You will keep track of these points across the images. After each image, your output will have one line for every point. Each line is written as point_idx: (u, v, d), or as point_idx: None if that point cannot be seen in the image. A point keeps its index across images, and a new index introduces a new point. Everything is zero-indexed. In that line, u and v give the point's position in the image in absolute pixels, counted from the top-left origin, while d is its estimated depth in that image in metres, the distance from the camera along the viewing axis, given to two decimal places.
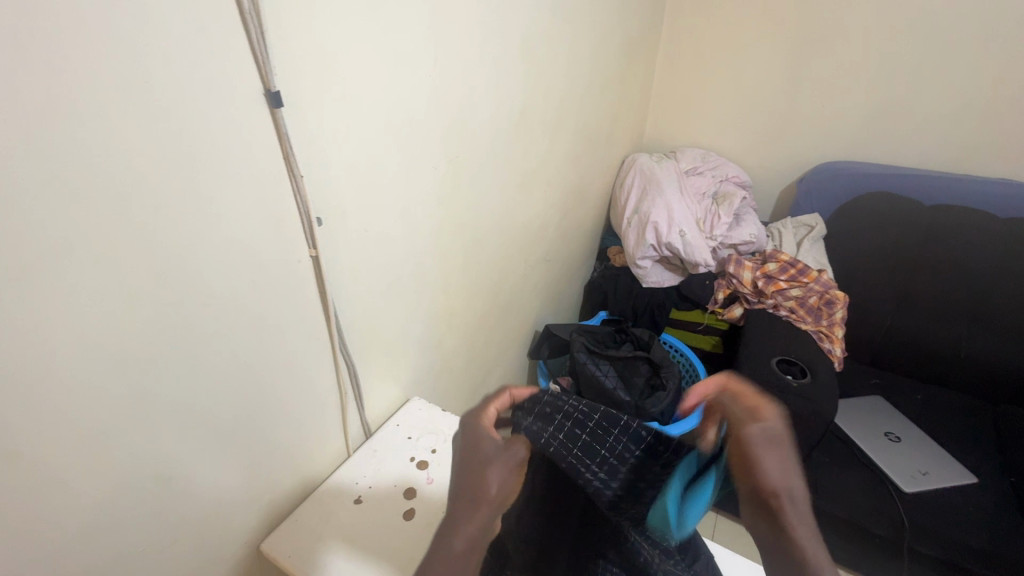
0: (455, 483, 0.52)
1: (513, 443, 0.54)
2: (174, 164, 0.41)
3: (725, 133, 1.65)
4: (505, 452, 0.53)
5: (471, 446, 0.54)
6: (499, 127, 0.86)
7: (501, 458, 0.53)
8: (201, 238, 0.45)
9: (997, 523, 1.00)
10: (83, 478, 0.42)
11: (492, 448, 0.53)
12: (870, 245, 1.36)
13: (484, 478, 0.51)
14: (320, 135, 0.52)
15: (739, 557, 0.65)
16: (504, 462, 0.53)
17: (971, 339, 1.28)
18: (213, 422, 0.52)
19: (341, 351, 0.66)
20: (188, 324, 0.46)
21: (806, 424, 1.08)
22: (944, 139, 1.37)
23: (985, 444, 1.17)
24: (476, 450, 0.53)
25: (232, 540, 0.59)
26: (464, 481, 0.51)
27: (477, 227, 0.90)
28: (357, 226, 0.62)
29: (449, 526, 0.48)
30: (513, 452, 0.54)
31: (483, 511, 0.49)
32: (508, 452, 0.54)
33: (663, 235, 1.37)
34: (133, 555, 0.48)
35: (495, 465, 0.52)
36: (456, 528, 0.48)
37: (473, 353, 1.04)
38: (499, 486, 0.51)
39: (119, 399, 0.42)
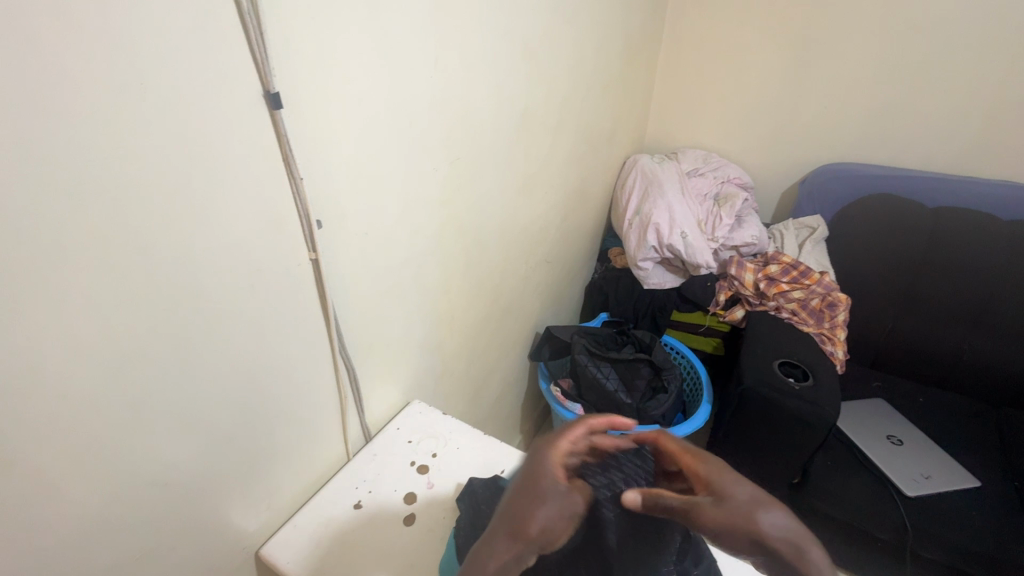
0: (504, 511, 0.43)
1: (574, 493, 0.43)
2: (171, 166, 0.40)
3: (726, 134, 1.64)
4: (566, 497, 0.42)
5: (535, 473, 0.43)
6: (500, 128, 0.86)
7: (560, 501, 0.42)
8: (198, 241, 0.44)
9: (1000, 527, 0.99)
10: (78, 485, 0.41)
11: (555, 487, 0.42)
12: (871, 247, 1.36)
13: (534, 517, 0.41)
14: (319, 137, 0.52)
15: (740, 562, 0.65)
16: (560, 508, 0.42)
17: (973, 342, 1.28)
18: (211, 428, 0.51)
19: (341, 355, 0.65)
20: (186, 329, 0.46)
21: (808, 427, 1.07)
22: (946, 141, 1.36)
23: (987, 448, 1.17)
24: (537, 480, 0.43)
25: (231, 545, 0.58)
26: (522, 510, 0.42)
27: (478, 229, 0.89)
28: (357, 229, 0.61)
29: (482, 555, 0.41)
30: (572, 500, 0.43)
31: (522, 554, 0.41)
32: (569, 497, 0.43)
33: (665, 236, 1.36)
34: (129, 562, 0.47)
35: (551, 510, 0.41)
36: (489, 561, 0.40)
37: (474, 355, 1.04)
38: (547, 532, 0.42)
39: (116, 404, 0.42)
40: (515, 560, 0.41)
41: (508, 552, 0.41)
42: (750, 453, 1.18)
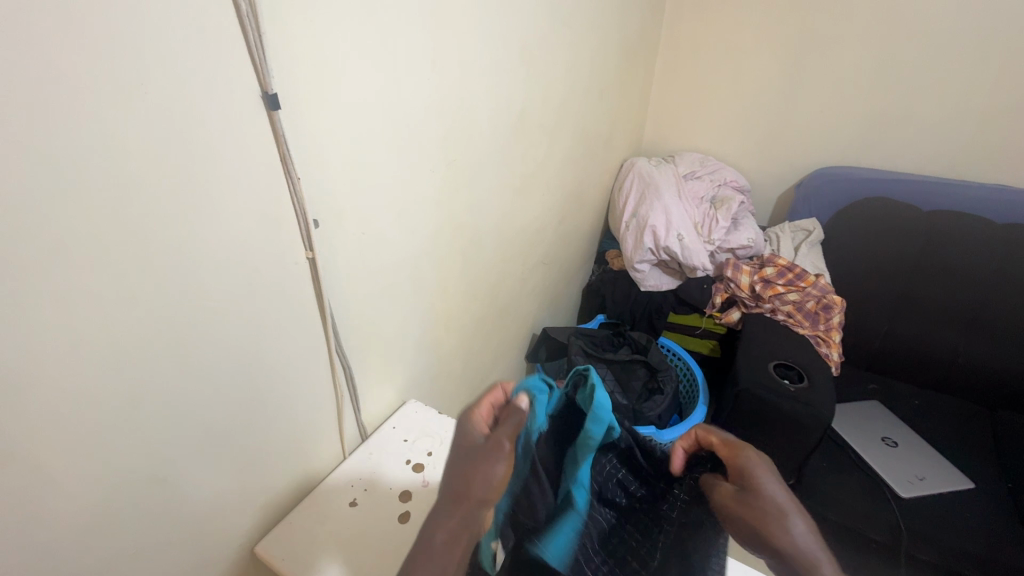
0: (442, 483, 0.46)
1: (498, 438, 0.46)
2: (171, 164, 0.41)
3: (723, 138, 1.65)
4: (488, 446, 0.46)
5: (459, 442, 0.47)
6: (498, 129, 0.87)
7: (487, 453, 0.45)
8: (198, 239, 0.45)
9: (994, 528, 1.00)
10: (76, 479, 0.42)
11: (477, 444, 0.46)
12: (866, 249, 1.37)
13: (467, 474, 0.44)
14: (317, 138, 0.52)
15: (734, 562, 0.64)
16: (487, 455, 0.45)
17: (967, 345, 1.28)
18: (209, 424, 0.52)
19: (338, 353, 0.66)
20: (185, 325, 0.46)
21: (803, 428, 1.08)
22: (941, 145, 1.38)
23: (982, 450, 1.17)
24: (464, 447, 0.47)
25: (226, 542, 0.59)
26: (451, 481, 0.45)
27: (475, 229, 0.90)
28: (354, 228, 0.62)
29: (429, 528, 0.44)
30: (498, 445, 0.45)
31: (467, 510, 0.44)
32: (494, 442, 0.46)
33: (661, 238, 1.37)
34: (125, 557, 0.48)
35: (478, 460, 0.45)
36: (438, 526, 0.44)
37: (471, 356, 1.04)
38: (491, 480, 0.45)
39: (113, 399, 0.42)
40: (463, 523, 0.44)
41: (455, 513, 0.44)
42: None
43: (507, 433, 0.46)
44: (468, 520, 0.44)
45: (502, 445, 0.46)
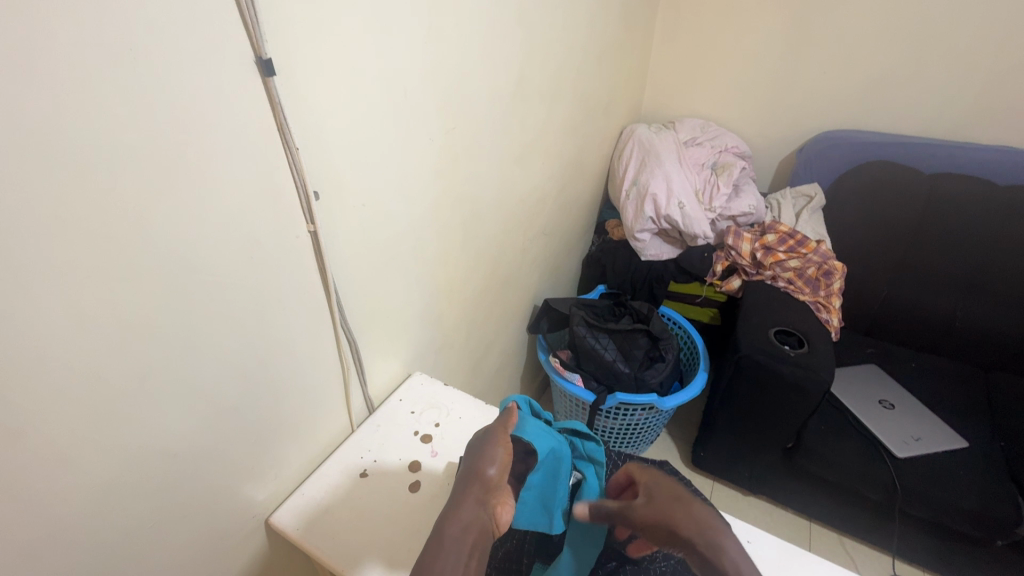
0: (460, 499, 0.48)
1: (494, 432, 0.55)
2: (164, 134, 0.39)
3: (725, 102, 1.62)
4: (487, 440, 0.54)
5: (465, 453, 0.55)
6: (496, 95, 0.84)
7: (486, 446, 0.53)
8: (197, 212, 0.44)
9: (986, 484, 1.03)
10: (88, 456, 0.42)
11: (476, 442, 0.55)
12: (867, 215, 1.36)
13: (471, 471, 0.51)
14: (313, 107, 0.50)
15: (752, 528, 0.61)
16: (488, 444, 0.53)
17: (965, 308, 1.29)
18: (218, 400, 0.52)
19: (342, 327, 0.66)
20: (188, 300, 0.45)
21: (803, 392, 1.09)
22: (946, 106, 1.35)
23: (977, 410, 1.19)
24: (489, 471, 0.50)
25: (241, 514, 0.59)
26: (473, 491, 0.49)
27: (475, 200, 0.88)
28: (354, 201, 0.60)
29: (444, 519, 0.47)
30: (494, 440, 0.54)
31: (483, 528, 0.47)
32: (491, 434, 0.54)
33: (662, 207, 1.35)
34: (143, 530, 0.48)
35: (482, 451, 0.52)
36: (459, 512, 0.47)
37: (473, 327, 1.04)
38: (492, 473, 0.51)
39: (119, 378, 0.42)
40: (472, 510, 0.47)
41: (469, 507, 0.48)
42: (747, 419, 1.21)
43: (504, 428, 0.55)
44: (482, 506, 0.48)
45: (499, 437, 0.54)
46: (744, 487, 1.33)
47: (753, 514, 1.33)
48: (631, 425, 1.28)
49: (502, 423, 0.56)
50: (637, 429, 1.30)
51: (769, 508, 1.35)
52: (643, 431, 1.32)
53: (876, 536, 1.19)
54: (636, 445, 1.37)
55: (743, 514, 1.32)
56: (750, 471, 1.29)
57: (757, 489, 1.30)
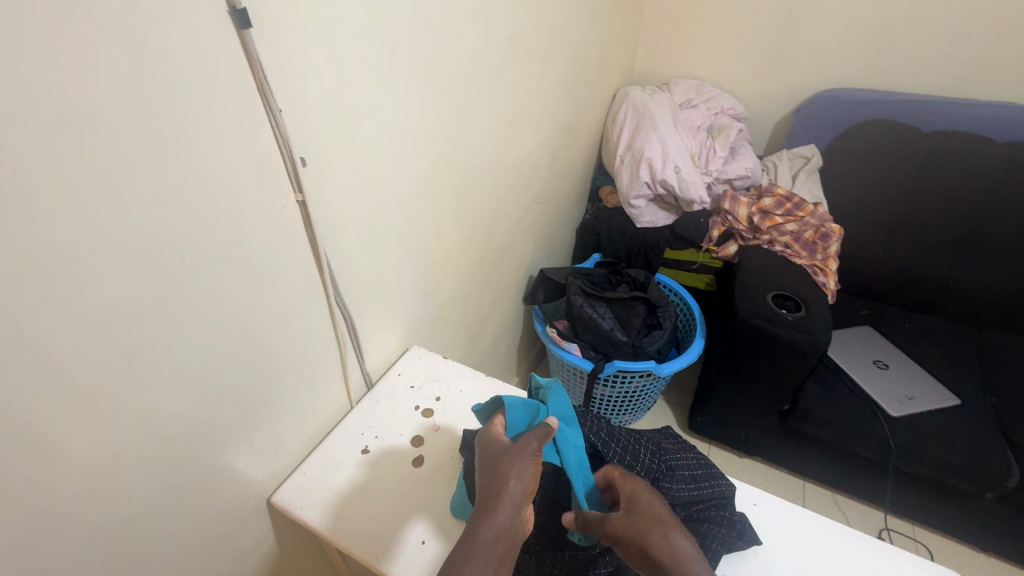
0: (489, 504, 0.46)
1: (523, 439, 0.51)
2: (134, 94, 0.36)
3: (719, 62, 1.57)
4: (517, 448, 0.50)
5: (489, 453, 0.51)
6: (487, 55, 0.80)
7: (516, 454, 0.49)
8: (176, 180, 0.40)
9: (977, 439, 1.05)
10: (78, 442, 0.40)
11: (504, 447, 0.50)
12: (862, 176, 1.36)
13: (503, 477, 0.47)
14: (296, 64, 0.47)
15: (765, 495, 0.61)
16: (518, 453, 0.49)
17: (959, 268, 1.30)
18: (212, 380, 0.50)
19: (337, 302, 0.63)
20: (173, 275, 0.43)
21: (800, 355, 1.10)
22: (944, 62, 1.32)
23: (968, 368, 1.21)
24: (515, 473, 0.48)
25: (242, 494, 0.58)
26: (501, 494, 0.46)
27: (468, 167, 0.85)
28: (343, 168, 0.57)
29: (478, 522, 0.45)
30: (524, 447, 0.50)
31: (513, 535, 0.45)
32: (520, 443, 0.50)
33: (658, 172, 1.33)
34: (142, 515, 0.47)
35: (515, 458, 0.48)
36: (493, 517, 0.45)
37: (469, 299, 1.02)
38: (522, 481, 0.48)
39: (104, 359, 0.40)
40: (506, 515, 0.45)
41: (505, 509, 0.46)
42: (744, 383, 1.21)
43: (534, 436, 0.51)
44: (516, 511, 0.46)
45: (529, 446, 0.50)
46: (741, 449, 1.35)
47: (749, 475, 1.36)
48: (629, 393, 1.28)
49: (536, 431, 0.51)
50: (635, 397, 1.31)
51: (764, 468, 1.37)
52: (642, 399, 1.33)
53: (869, 492, 1.22)
54: (634, 413, 1.37)
55: (739, 476, 1.35)
56: (746, 434, 1.31)
57: (753, 450, 1.33)
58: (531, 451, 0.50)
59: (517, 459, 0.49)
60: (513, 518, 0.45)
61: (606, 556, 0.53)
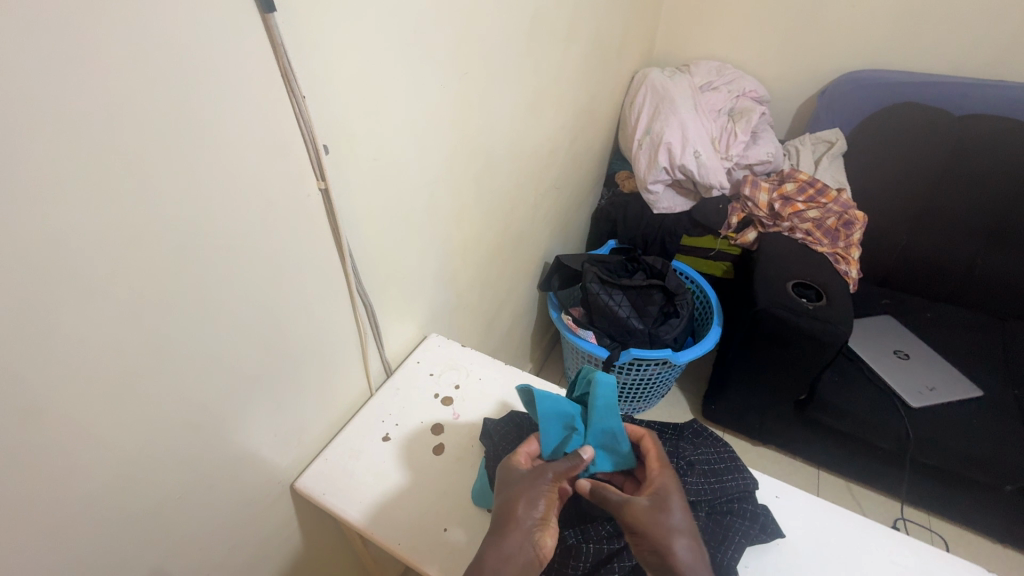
0: (500, 528, 0.49)
1: (541, 471, 0.53)
2: (156, 81, 0.35)
3: (743, 42, 1.52)
4: (534, 479, 0.52)
5: (505, 479, 0.53)
6: (508, 36, 0.77)
7: (533, 484, 0.51)
8: (199, 169, 0.40)
9: (999, 431, 1.04)
10: (107, 430, 0.40)
11: (522, 474, 0.53)
12: (891, 160, 1.31)
13: (517, 505, 0.50)
14: (319, 48, 0.45)
15: (789, 488, 0.60)
16: (532, 483, 0.52)
17: (986, 257, 1.26)
18: (237, 369, 0.50)
19: (358, 290, 0.63)
20: (198, 265, 0.42)
21: (820, 345, 1.08)
22: (981, 42, 1.27)
23: (992, 359, 1.19)
24: (528, 499, 0.50)
25: (266, 480, 0.59)
26: (513, 519, 0.49)
27: (487, 152, 0.83)
28: (365, 155, 0.56)
29: (489, 545, 0.48)
30: (541, 478, 0.52)
31: (525, 558, 0.47)
32: (536, 473, 0.53)
33: (677, 157, 1.30)
34: (170, 499, 0.48)
35: (526, 486, 0.51)
36: (503, 540, 0.48)
37: (486, 286, 1.01)
38: (536, 513, 0.50)
39: (132, 350, 0.40)
40: (516, 539, 0.48)
41: (514, 533, 0.48)
42: (761, 372, 1.20)
43: (552, 467, 0.53)
44: (526, 536, 0.48)
45: (546, 477, 0.52)
46: (755, 437, 1.35)
47: (763, 462, 1.36)
48: (644, 380, 1.28)
49: (559, 462, 0.53)
50: (650, 384, 1.30)
51: (778, 457, 1.37)
52: (657, 386, 1.32)
53: (885, 482, 1.22)
54: (648, 400, 1.37)
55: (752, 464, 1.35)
56: (761, 422, 1.30)
57: (768, 439, 1.32)
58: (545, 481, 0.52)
59: (530, 486, 0.51)
60: (524, 542, 0.48)
61: (631, 551, 0.53)
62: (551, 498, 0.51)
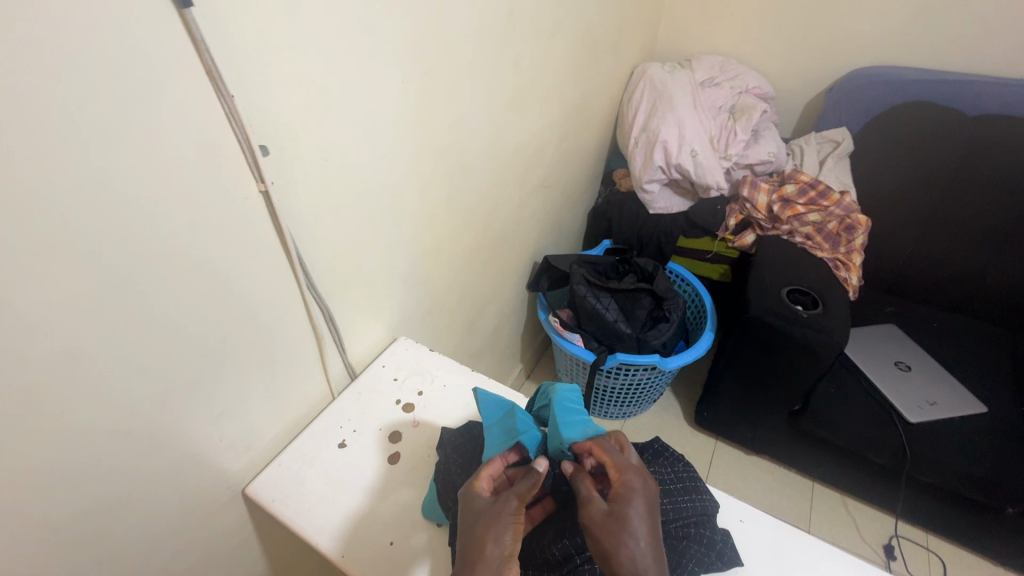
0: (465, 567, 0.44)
1: (505, 497, 0.48)
2: (55, 79, 0.33)
3: (747, 37, 1.46)
4: (499, 508, 0.48)
5: (467, 510, 0.49)
6: (482, 31, 0.74)
7: (497, 515, 0.47)
8: (116, 172, 0.38)
9: (1002, 451, 0.99)
10: (23, 442, 0.39)
11: (484, 505, 0.48)
12: (898, 162, 1.25)
13: (482, 540, 0.45)
14: (251, 45, 0.43)
15: (756, 511, 0.57)
16: (498, 515, 0.47)
17: (998, 266, 1.20)
18: (175, 377, 0.48)
19: (312, 294, 0.61)
20: (119, 273, 0.40)
21: (814, 355, 1.04)
22: (999, 37, 1.20)
23: (999, 373, 1.13)
24: (492, 530, 0.46)
25: (214, 487, 0.57)
26: (478, 554, 0.45)
27: (461, 151, 0.81)
28: (313, 155, 0.54)
29: None
30: (506, 506, 0.48)
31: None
32: (500, 502, 0.48)
33: (673, 155, 1.25)
34: (102, 510, 0.46)
35: (492, 520, 0.46)
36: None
37: (466, 288, 0.99)
38: (505, 545, 0.45)
39: (46, 360, 0.38)
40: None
41: (483, 571, 0.44)
42: (753, 380, 1.16)
43: (517, 492, 0.49)
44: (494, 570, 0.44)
45: (512, 504, 0.48)
46: (748, 447, 1.31)
47: (755, 472, 1.32)
48: (633, 385, 1.25)
49: (521, 483, 0.49)
50: (640, 390, 1.28)
51: (772, 467, 1.33)
52: (647, 391, 1.29)
53: (881, 499, 1.17)
54: (638, 404, 1.34)
55: (745, 474, 1.31)
56: (753, 431, 1.26)
57: (761, 449, 1.28)
58: (511, 509, 0.47)
59: (495, 517, 0.47)
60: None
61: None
62: (517, 525, 0.47)
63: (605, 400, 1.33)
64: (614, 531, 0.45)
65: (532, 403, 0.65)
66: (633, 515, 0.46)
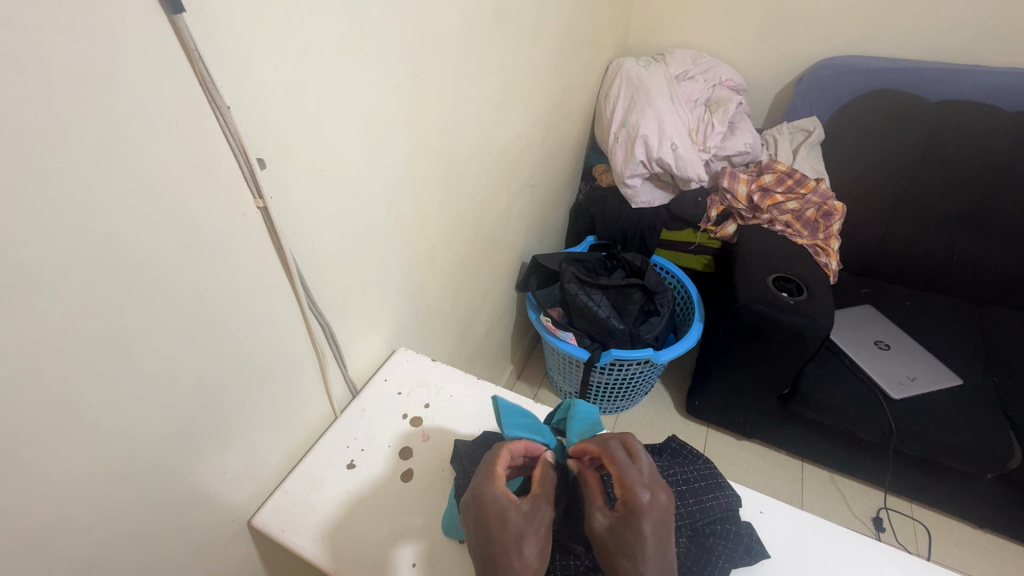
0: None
1: (539, 507, 0.47)
2: (38, 96, 0.30)
3: (718, 30, 1.48)
4: (533, 521, 0.46)
5: (497, 523, 0.45)
6: (471, 31, 0.73)
7: (530, 528, 0.45)
8: (106, 197, 0.34)
9: (979, 421, 1.04)
10: (12, 497, 0.35)
11: (517, 519, 0.45)
12: (869, 148, 1.30)
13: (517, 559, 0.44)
14: (243, 54, 0.40)
15: (773, 500, 0.58)
16: (530, 528, 0.45)
17: (964, 244, 1.26)
18: (175, 410, 0.45)
19: (313, 311, 0.58)
20: (115, 304, 0.37)
21: (801, 340, 1.06)
22: (954, 26, 1.26)
23: (970, 346, 1.19)
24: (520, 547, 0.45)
25: (218, 521, 0.54)
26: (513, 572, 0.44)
27: (453, 154, 0.79)
28: (310, 166, 0.51)
29: None
30: (539, 518, 0.47)
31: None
32: (530, 514, 0.46)
33: (654, 150, 1.26)
34: (102, 557, 0.43)
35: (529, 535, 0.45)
36: None
37: (459, 292, 0.97)
38: (538, 556, 0.45)
39: (38, 405, 0.35)
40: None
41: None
42: (743, 368, 1.19)
43: (545, 498, 0.48)
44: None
45: (545, 511, 0.48)
46: (739, 432, 1.34)
47: (748, 456, 1.35)
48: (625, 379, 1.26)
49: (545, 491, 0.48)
50: (632, 384, 1.29)
51: (763, 451, 1.36)
52: (639, 385, 1.30)
53: (868, 472, 1.22)
54: (631, 397, 1.36)
55: (738, 459, 1.34)
56: (744, 417, 1.29)
57: (752, 433, 1.31)
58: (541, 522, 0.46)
59: (523, 532, 0.45)
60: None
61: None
62: (543, 536, 0.46)
63: (599, 396, 1.33)
64: (616, 546, 0.44)
65: (553, 416, 0.66)
66: (637, 534, 0.43)
